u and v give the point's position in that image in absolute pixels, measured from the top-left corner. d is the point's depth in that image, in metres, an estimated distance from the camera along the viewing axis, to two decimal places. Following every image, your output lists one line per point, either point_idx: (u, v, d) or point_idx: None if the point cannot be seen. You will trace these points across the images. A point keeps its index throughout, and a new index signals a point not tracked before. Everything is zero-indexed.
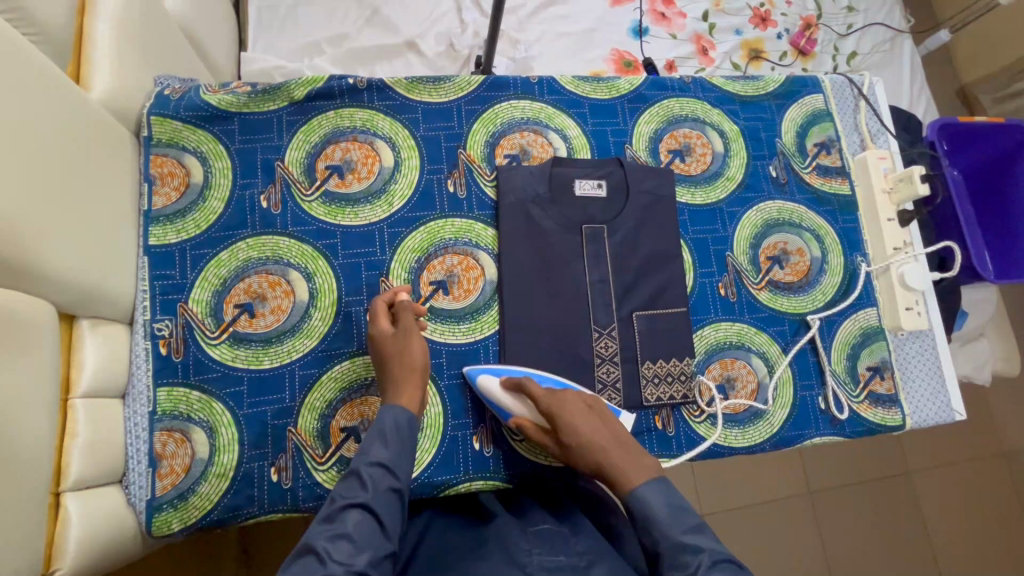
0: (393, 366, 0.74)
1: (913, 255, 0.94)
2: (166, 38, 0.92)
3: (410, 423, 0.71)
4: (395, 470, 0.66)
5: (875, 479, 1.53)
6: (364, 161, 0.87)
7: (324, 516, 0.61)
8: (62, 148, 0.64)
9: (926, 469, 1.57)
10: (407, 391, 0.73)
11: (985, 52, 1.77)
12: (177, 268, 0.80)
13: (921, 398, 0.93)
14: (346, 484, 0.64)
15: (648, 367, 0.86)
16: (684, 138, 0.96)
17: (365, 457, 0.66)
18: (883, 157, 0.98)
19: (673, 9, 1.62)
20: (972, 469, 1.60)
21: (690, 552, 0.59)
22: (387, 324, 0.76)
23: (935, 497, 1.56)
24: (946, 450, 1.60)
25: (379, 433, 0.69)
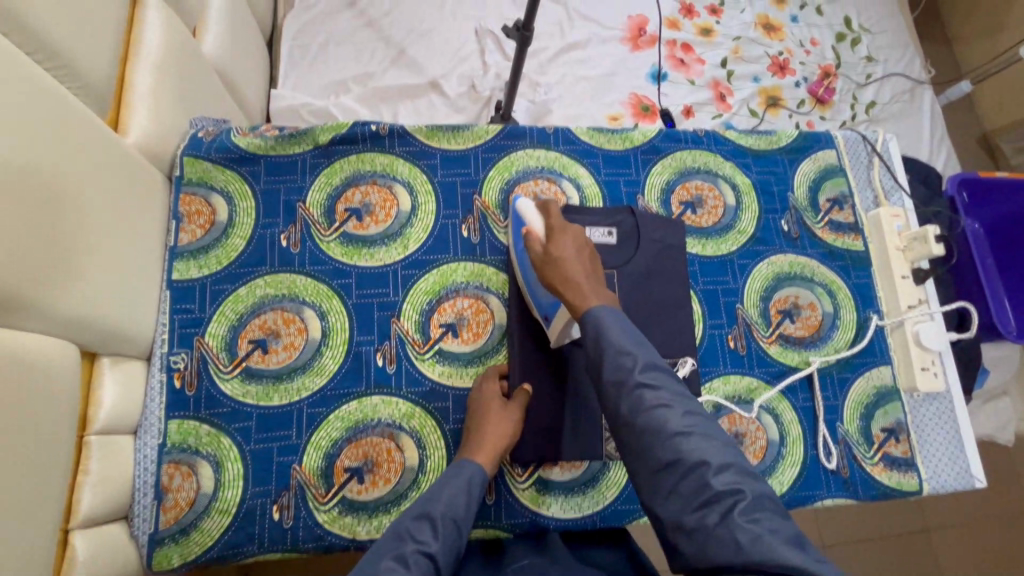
0: (490, 423, 0.77)
1: (928, 313, 0.93)
2: (203, 81, 0.97)
3: (481, 486, 0.72)
4: (462, 534, 0.66)
5: (894, 534, 1.48)
6: (382, 205, 0.90)
7: (395, 553, 0.60)
8: (79, 174, 0.66)
9: (947, 527, 1.52)
10: (489, 446, 0.75)
11: (1009, 104, 1.76)
12: (196, 303, 0.83)
13: (938, 463, 0.90)
14: (418, 528, 0.64)
15: None
16: (696, 190, 0.97)
17: (444, 507, 0.66)
18: (897, 215, 0.98)
19: (691, 56, 1.66)
20: (996, 531, 1.54)
21: (628, 357, 0.66)
22: (496, 390, 0.81)
23: (958, 557, 1.49)
24: (967, 510, 1.55)
25: (461, 487, 0.70)
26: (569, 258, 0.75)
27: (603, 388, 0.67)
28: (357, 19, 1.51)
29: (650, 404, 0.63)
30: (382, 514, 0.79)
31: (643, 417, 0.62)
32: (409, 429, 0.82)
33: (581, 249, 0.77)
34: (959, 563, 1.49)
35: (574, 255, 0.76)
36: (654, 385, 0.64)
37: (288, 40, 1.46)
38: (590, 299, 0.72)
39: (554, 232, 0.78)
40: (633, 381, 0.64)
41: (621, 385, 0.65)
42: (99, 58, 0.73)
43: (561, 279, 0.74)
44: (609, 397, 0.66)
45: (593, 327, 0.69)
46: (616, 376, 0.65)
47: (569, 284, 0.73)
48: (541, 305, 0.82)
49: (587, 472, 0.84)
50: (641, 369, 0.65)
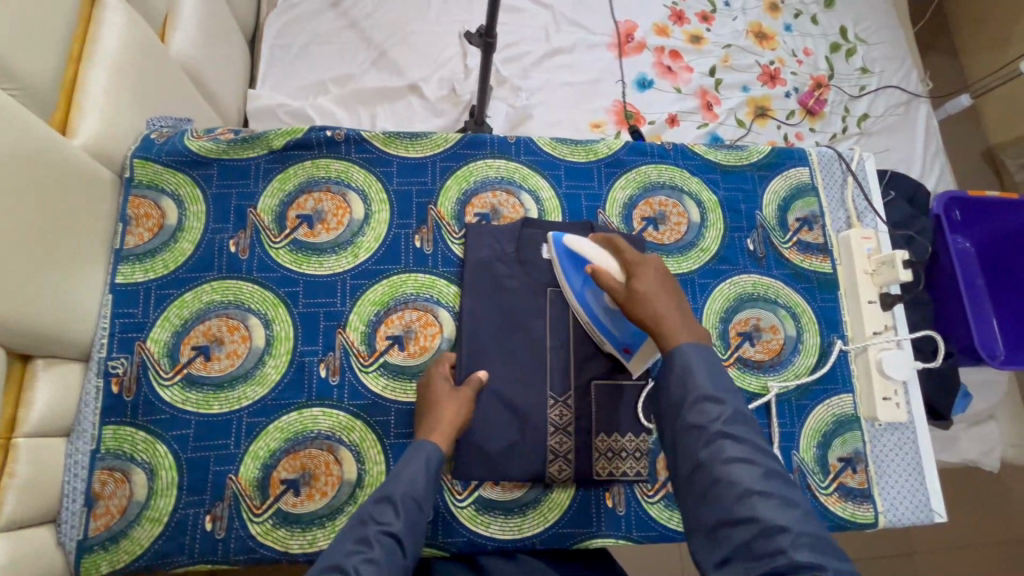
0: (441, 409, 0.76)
1: (894, 340, 0.91)
2: (172, 79, 0.96)
3: (439, 464, 0.73)
4: (424, 510, 0.69)
5: (874, 556, 1.48)
6: (334, 213, 0.89)
7: (358, 536, 0.64)
8: (18, 176, 0.65)
9: (930, 549, 1.51)
10: (443, 426, 0.75)
11: (1015, 117, 1.72)
12: (140, 307, 0.82)
13: (897, 494, 0.88)
14: (378, 510, 0.67)
15: (601, 440, 0.84)
16: (660, 206, 0.95)
17: (402, 488, 0.69)
18: (868, 237, 0.95)
19: (679, 63, 1.63)
20: (985, 558, 1.52)
21: (715, 404, 0.68)
22: (446, 378, 0.80)
23: None
24: (953, 535, 1.53)
25: (415, 468, 0.71)
26: (656, 295, 0.75)
27: (679, 428, 0.69)
28: (339, 19, 1.50)
29: (729, 456, 0.64)
30: (317, 528, 0.77)
31: (721, 466, 0.64)
32: (349, 442, 0.81)
33: (664, 280, 0.77)
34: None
35: (659, 291, 0.76)
36: (736, 436, 0.65)
37: (268, 39, 1.45)
38: (682, 337, 0.73)
39: (632, 268, 0.77)
40: (716, 428, 0.66)
41: (704, 431, 0.66)
42: (42, 58, 0.72)
43: (647, 319, 0.74)
44: (686, 438, 0.68)
45: (681, 369, 0.70)
46: (696, 421, 0.67)
47: (658, 323, 0.74)
48: (618, 337, 0.84)
49: (529, 493, 0.82)
50: (725, 416, 0.67)
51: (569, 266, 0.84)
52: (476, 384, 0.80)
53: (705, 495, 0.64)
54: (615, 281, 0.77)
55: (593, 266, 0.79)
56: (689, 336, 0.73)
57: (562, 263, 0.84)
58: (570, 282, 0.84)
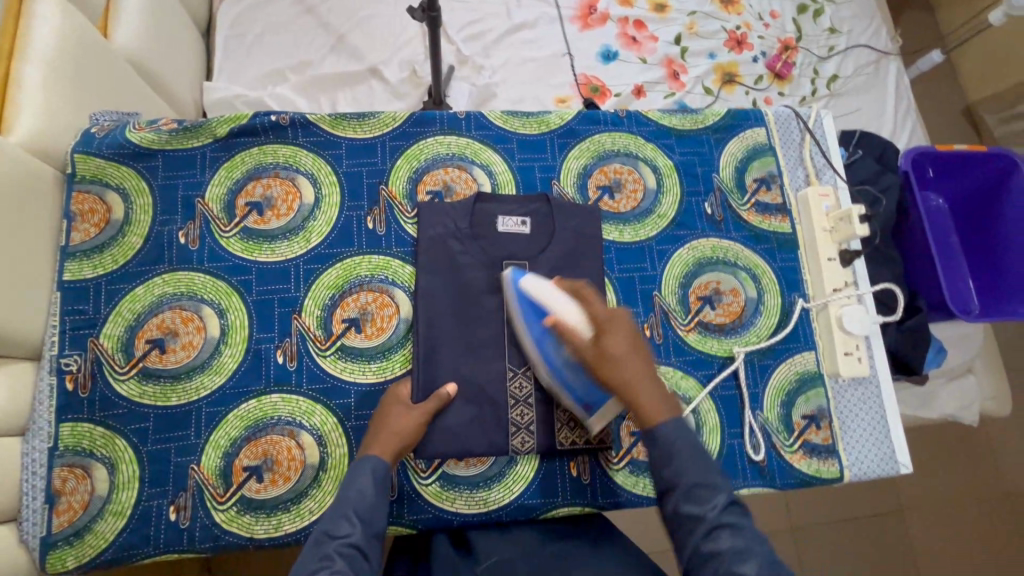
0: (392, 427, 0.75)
1: (854, 296, 0.91)
2: (116, 72, 0.94)
3: (388, 471, 0.72)
4: (381, 515, 0.68)
5: (864, 515, 1.50)
6: (284, 198, 0.88)
7: (318, 556, 0.62)
8: None
9: (920, 505, 1.53)
10: (386, 441, 0.74)
11: (991, 70, 1.70)
12: (91, 303, 0.81)
13: (861, 448, 0.89)
14: (335, 526, 0.65)
15: (562, 411, 0.84)
16: (615, 174, 0.94)
17: (355, 501, 0.67)
18: (826, 194, 0.94)
19: (644, 33, 1.60)
20: (975, 510, 1.54)
21: (708, 491, 0.63)
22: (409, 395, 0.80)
23: (923, 537, 1.50)
24: (943, 489, 1.55)
25: (363, 481, 0.69)
26: (626, 357, 0.71)
27: (671, 517, 0.64)
28: (294, 6, 1.47)
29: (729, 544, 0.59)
30: (282, 513, 0.78)
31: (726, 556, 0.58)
32: (310, 427, 0.81)
33: (635, 339, 0.73)
34: (931, 542, 1.50)
35: (630, 352, 0.72)
36: (732, 526, 0.61)
37: (222, 29, 1.42)
38: (654, 409, 0.69)
39: (601, 325, 0.73)
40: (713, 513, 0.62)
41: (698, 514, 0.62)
42: None
43: (616, 379, 0.71)
44: (679, 528, 0.63)
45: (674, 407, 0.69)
46: (692, 510, 0.63)
47: (628, 388, 0.70)
48: (579, 394, 0.79)
49: (493, 467, 0.82)
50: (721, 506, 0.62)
51: (531, 315, 0.79)
52: (443, 398, 0.79)
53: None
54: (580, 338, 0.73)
55: (557, 321, 0.73)
56: (663, 405, 0.70)
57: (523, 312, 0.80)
58: (530, 331, 0.80)
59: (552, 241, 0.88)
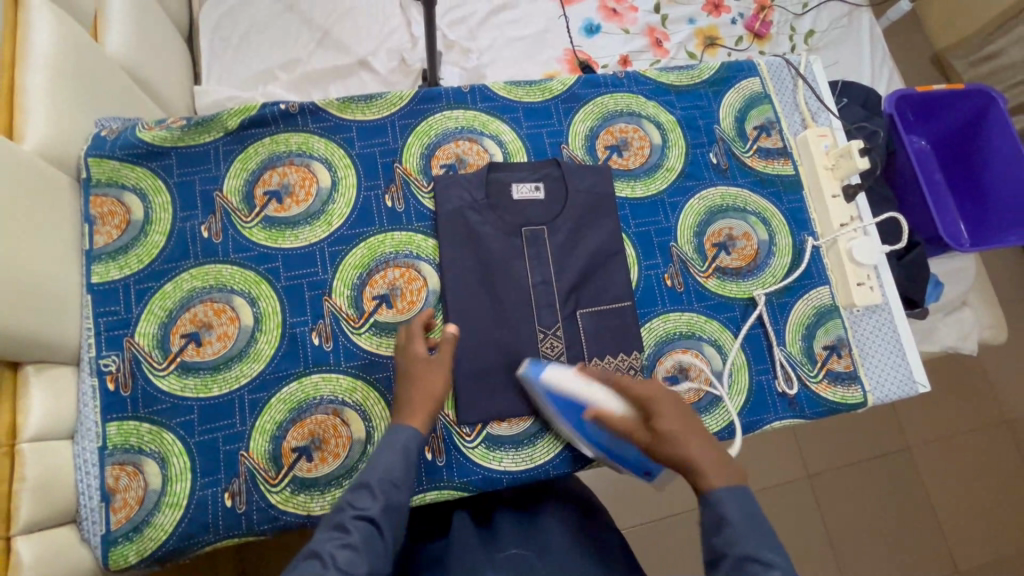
0: (418, 387, 0.76)
1: (861, 228, 0.94)
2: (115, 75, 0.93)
3: (418, 445, 0.72)
4: (403, 488, 0.68)
5: (877, 455, 1.55)
6: (301, 184, 0.89)
7: (334, 524, 0.63)
8: None
9: (929, 441, 1.58)
10: (420, 408, 0.75)
11: (958, 15, 1.75)
12: (121, 303, 0.81)
13: (881, 373, 0.92)
14: (356, 494, 0.66)
15: (595, 364, 0.86)
16: (621, 133, 0.96)
17: (380, 470, 0.68)
18: (824, 134, 0.98)
19: (624, 5, 1.63)
20: (981, 439, 1.60)
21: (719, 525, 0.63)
22: (423, 349, 0.80)
23: (938, 468, 1.56)
24: (951, 420, 1.61)
25: (393, 454, 0.70)
26: (684, 432, 0.69)
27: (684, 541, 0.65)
28: (276, 5, 1.46)
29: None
30: (335, 489, 0.79)
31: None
32: (353, 403, 0.82)
33: (682, 410, 0.72)
34: (942, 474, 1.56)
35: (686, 428, 0.70)
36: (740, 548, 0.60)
37: (206, 33, 1.42)
38: (715, 476, 0.66)
39: (648, 403, 0.72)
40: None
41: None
42: None
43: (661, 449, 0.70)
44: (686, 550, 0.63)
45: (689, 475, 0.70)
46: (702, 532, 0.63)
47: (689, 464, 0.68)
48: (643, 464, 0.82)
49: (534, 425, 0.84)
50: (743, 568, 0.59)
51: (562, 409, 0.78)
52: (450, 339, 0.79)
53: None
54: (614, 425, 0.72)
55: (594, 410, 0.73)
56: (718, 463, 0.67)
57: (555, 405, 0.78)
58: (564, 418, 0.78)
59: (567, 203, 0.91)
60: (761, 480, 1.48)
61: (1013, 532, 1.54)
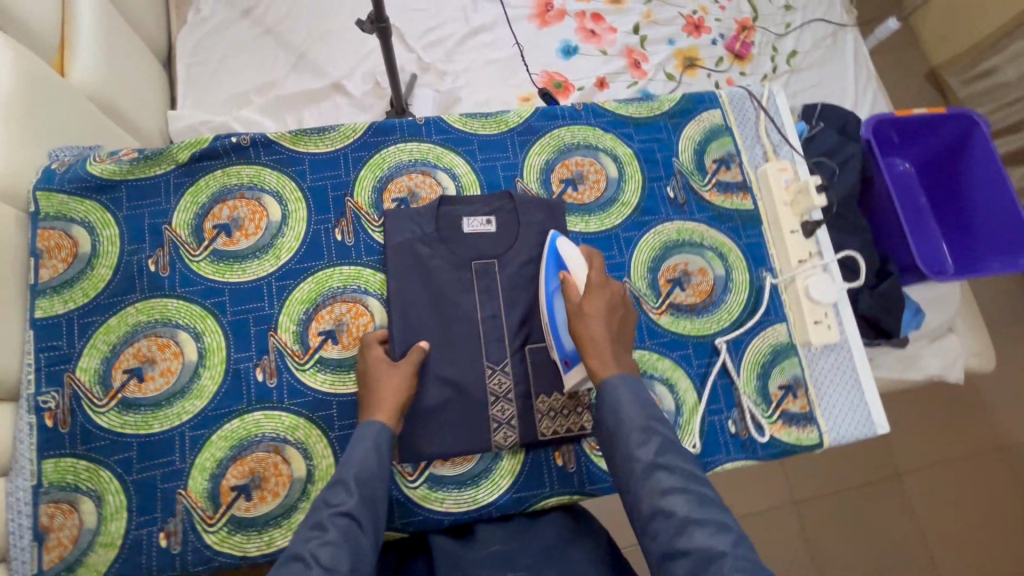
0: (382, 389, 0.76)
1: (819, 265, 0.93)
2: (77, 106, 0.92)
3: (388, 440, 0.73)
4: (377, 483, 0.69)
5: (864, 483, 1.52)
6: (251, 218, 0.88)
7: (312, 523, 0.63)
8: None
9: (916, 468, 1.54)
10: (387, 402, 0.75)
11: (950, 33, 1.71)
12: (65, 338, 0.81)
13: (839, 413, 0.90)
14: (332, 492, 0.66)
15: (542, 402, 0.84)
16: (577, 166, 0.95)
17: (354, 467, 0.68)
18: (784, 168, 0.97)
19: (602, 25, 1.61)
20: (970, 469, 1.56)
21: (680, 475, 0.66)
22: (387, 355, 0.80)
23: (927, 497, 1.52)
24: (940, 447, 1.57)
25: (365, 447, 0.71)
26: (600, 321, 0.76)
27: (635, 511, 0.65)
28: (252, 27, 1.47)
29: (647, 482, 0.63)
30: (273, 529, 0.78)
31: (647, 498, 0.62)
32: (295, 440, 0.81)
33: (614, 311, 0.78)
34: (929, 503, 1.52)
35: (605, 317, 0.76)
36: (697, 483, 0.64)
37: (181, 55, 1.42)
38: (611, 371, 0.73)
39: (593, 286, 0.79)
40: (624, 445, 0.67)
41: (616, 450, 0.67)
42: None
43: (588, 337, 0.75)
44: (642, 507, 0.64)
45: (611, 403, 0.70)
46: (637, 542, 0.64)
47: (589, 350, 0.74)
48: (563, 349, 0.82)
49: (478, 465, 0.83)
50: (625, 434, 0.67)
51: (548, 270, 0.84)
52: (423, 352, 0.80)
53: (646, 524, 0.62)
54: (573, 299, 0.78)
55: (566, 274, 0.81)
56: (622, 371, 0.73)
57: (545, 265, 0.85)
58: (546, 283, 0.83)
59: (521, 235, 0.89)
60: (745, 506, 1.46)
61: (1009, 565, 1.48)
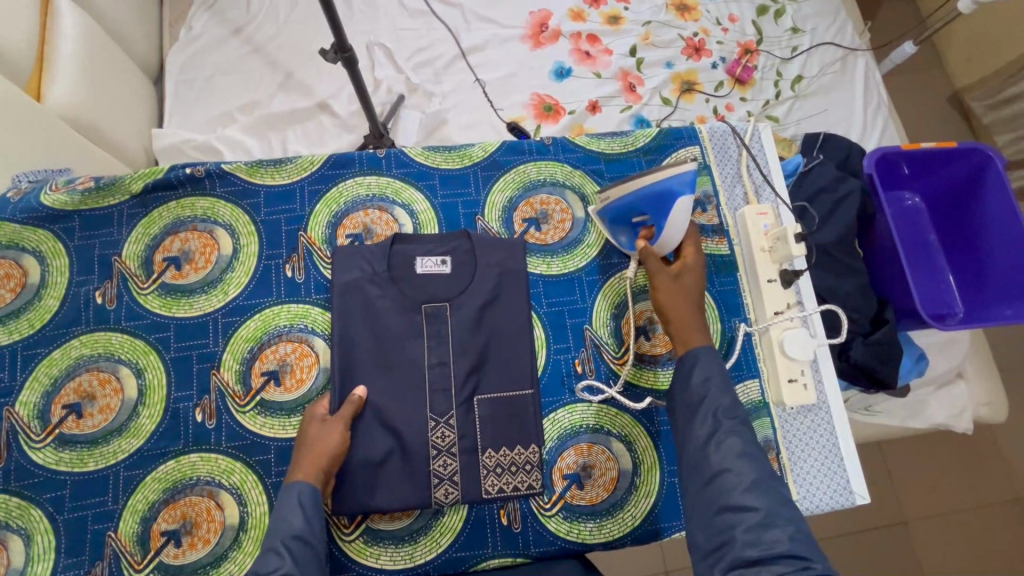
0: (308, 443, 0.73)
1: (798, 318, 0.86)
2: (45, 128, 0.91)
3: (314, 497, 0.70)
4: (313, 544, 0.67)
5: (863, 531, 1.40)
6: (202, 251, 0.87)
7: None
8: None
9: (926, 516, 1.42)
10: (311, 459, 0.72)
11: (976, 55, 1.61)
12: (6, 371, 0.80)
13: (813, 480, 0.84)
14: (263, 561, 0.64)
15: (489, 457, 0.79)
16: (541, 205, 0.92)
17: (283, 531, 0.66)
18: (764, 213, 0.90)
19: (598, 47, 1.56)
20: (987, 521, 1.43)
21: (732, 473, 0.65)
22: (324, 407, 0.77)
23: (933, 551, 1.40)
24: (950, 498, 1.44)
25: (291, 509, 0.68)
26: (683, 296, 0.79)
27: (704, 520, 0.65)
28: (242, 46, 1.47)
29: (723, 446, 0.67)
30: None
31: (718, 457, 0.67)
32: (230, 485, 0.79)
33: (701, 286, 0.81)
34: (940, 555, 1.39)
35: (692, 290, 0.80)
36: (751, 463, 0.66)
37: (172, 73, 1.43)
38: (692, 340, 0.76)
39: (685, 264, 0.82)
40: (711, 413, 0.70)
41: (698, 410, 0.71)
42: None
43: (670, 308, 0.78)
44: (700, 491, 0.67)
45: (687, 364, 0.75)
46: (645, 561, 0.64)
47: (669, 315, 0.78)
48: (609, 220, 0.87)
49: (418, 520, 0.79)
50: (712, 403, 0.71)
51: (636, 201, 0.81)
52: (353, 402, 0.76)
53: (708, 483, 0.66)
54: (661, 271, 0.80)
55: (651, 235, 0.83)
56: (702, 334, 0.77)
57: (631, 195, 0.81)
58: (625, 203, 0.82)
59: (474, 279, 0.84)
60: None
61: None
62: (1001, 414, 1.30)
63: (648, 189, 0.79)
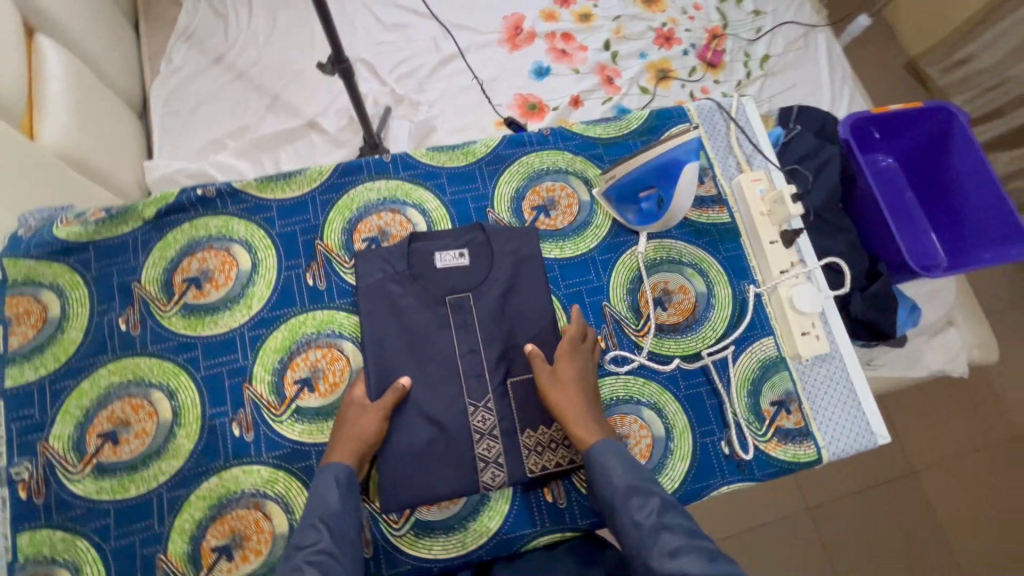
0: (345, 429, 0.75)
1: (803, 274, 0.90)
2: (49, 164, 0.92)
3: (350, 478, 0.72)
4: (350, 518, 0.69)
5: (877, 484, 1.45)
6: (221, 268, 0.87)
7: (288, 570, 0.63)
8: None
9: (933, 463, 1.47)
10: (348, 442, 0.74)
11: (926, 22, 1.70)
12: (37, 408, 0.80)
13: (835, 427, 0.87)
14: (302, 536, 0.66)
15: (529, 436, 0.81)
16: (548, 192, 0.95)
17: (320, 508, 0.68)
18: (758, 179, 0.95)
19: (573, 44, 1.61)
20: (989, 461, 1.48)
21: None
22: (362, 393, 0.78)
23: (943, 495, 1.45)
24: (952, 443, 1.49)
25: (327, 487, 0.70)
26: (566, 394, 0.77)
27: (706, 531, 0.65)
28: (224, 73, 1.48)
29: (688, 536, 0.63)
30: None
31: None
32: (275, 494, 0.79)
33: (584, 379, 0.79)
34: (950, 499, 1.44)
35: (575, 384, 0.78)
36: None
37: (157, 106, 1.44)
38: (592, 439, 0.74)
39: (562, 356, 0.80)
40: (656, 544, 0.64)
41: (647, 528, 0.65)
42: None
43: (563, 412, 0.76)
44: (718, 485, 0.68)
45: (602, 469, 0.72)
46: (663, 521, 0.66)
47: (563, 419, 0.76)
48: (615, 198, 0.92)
49: (466, 507, 0.80)
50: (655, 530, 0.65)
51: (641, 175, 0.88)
52: (398, 389, 0.78)
53: None
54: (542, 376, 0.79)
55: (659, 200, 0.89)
56: (601, 432, 0.74)
57: (640, 170, 0.87)
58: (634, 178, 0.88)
59: (493, 267, 0.87)
60: (758, 515, 1.39)
61: None
62: (993, 354, 1.36)
63: (649, 163, 0.85)
